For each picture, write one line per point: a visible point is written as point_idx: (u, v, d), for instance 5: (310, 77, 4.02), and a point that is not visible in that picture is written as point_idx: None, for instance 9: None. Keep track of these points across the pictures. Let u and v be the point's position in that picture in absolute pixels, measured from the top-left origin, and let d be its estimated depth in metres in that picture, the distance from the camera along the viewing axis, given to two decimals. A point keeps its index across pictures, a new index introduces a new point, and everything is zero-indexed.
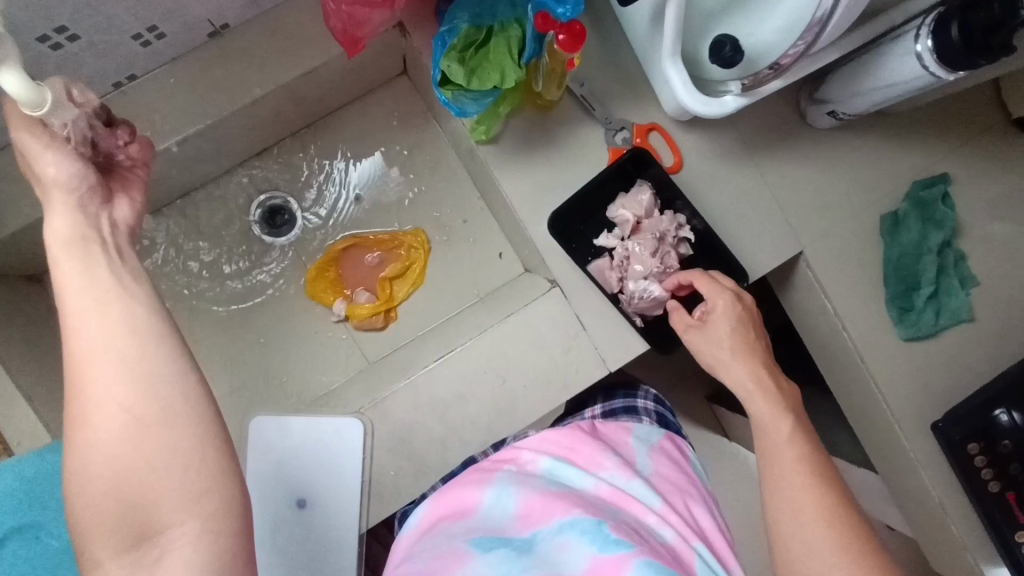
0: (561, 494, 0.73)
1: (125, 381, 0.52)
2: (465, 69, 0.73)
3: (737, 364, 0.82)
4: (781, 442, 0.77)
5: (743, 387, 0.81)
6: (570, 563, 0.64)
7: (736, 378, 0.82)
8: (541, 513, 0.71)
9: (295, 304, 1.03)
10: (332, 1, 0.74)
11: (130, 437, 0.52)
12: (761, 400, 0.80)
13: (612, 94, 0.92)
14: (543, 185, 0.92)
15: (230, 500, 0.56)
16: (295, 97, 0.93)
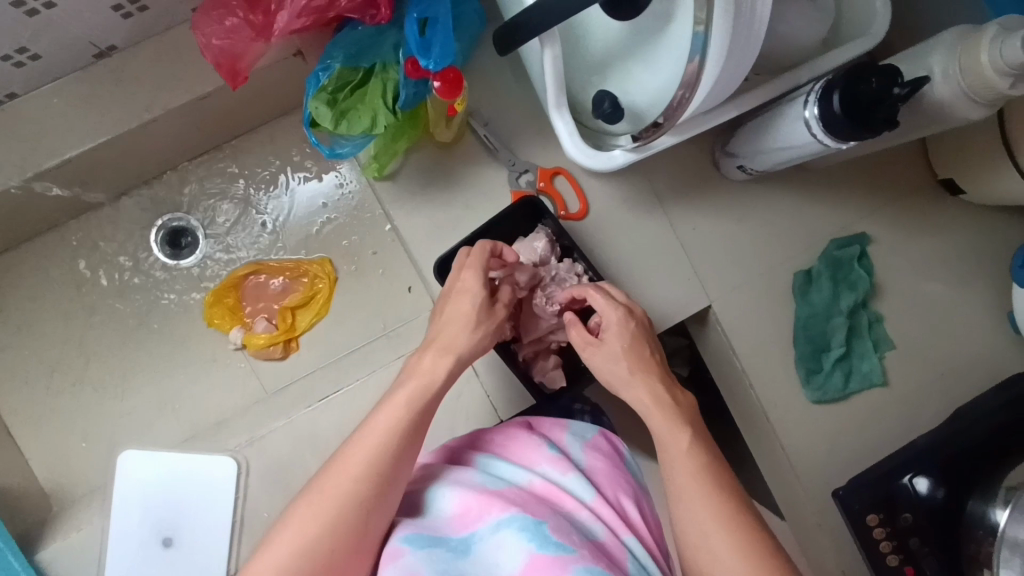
0: (502, 489, 0.67)
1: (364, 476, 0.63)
2: (335, 111, 0.70)
3: (634, 381, 0.75)
4: (678, 457, 0.69)
5: (642, 402, 0.74)
6: (507, 564, 0.61)
7: (635, 393, 0.75)
8: (481, 512, 0.65)
9: (194, 328, 1.01)
10: (202, 36, 0.72)
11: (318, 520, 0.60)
12: (659, 412, 0.73)
13: (519, 134, 0.90)
14: (441, 224, 0.89)
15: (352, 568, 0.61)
16: (195, 121, 0.91)
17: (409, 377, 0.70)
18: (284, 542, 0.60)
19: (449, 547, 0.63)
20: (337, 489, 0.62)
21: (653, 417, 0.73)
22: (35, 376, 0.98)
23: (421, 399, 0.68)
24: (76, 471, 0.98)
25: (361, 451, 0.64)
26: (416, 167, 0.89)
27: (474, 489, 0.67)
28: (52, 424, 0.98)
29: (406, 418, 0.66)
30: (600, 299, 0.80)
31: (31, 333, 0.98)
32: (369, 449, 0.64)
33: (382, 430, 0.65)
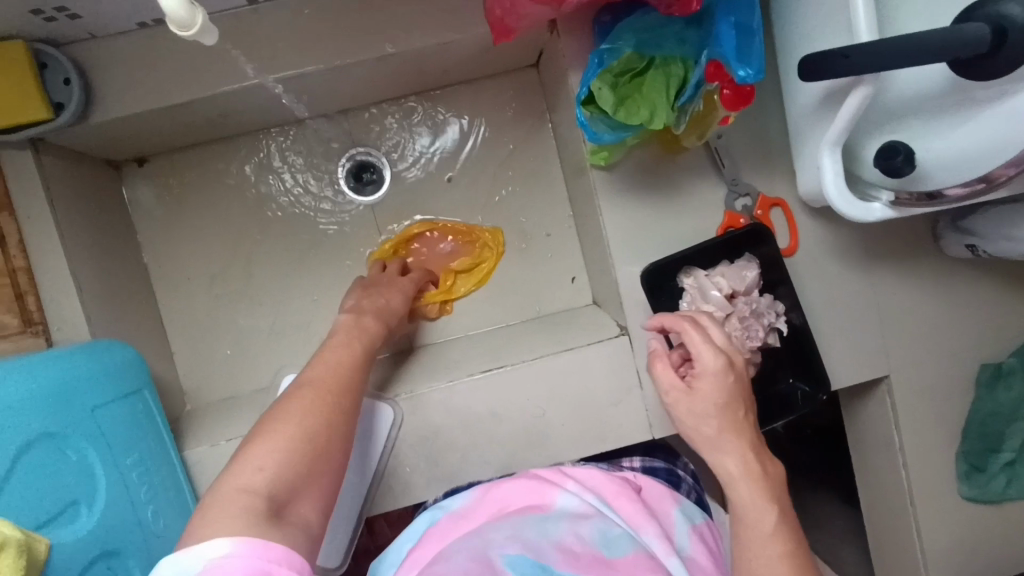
0: (605, 547, 0.72)
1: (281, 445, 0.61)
2: (616, 96, 0.67)
3: (723, 435, 0.71)
4: (762, 538, 0.65)
5: (732, 474, 0.69)
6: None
7: (727, 456, 0.70)
8: (586, 557, 0.70)
9: (357, 265, 1.00)
10: None
11: (272, 468, 0.60)
12: (751, 486, 0.68)
13: (747, 155, 0.86)
14: (645, 228, 0.86)
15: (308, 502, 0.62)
16: (422, 64, 0.88)
17: (351, 340, 0.76)
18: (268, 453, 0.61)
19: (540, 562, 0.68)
20: (309, 400, 0.66)
21: (734, 483, 0.69)
22: (198, 277, 0.99)
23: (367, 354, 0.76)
24: (215, 378, 0.99)
25: (321, 375, 0.70)
26: (636, 165, 0.84)
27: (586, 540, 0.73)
28: (202, 328, 0.99)
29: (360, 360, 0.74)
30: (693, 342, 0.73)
31: (202, 235, 0.98)
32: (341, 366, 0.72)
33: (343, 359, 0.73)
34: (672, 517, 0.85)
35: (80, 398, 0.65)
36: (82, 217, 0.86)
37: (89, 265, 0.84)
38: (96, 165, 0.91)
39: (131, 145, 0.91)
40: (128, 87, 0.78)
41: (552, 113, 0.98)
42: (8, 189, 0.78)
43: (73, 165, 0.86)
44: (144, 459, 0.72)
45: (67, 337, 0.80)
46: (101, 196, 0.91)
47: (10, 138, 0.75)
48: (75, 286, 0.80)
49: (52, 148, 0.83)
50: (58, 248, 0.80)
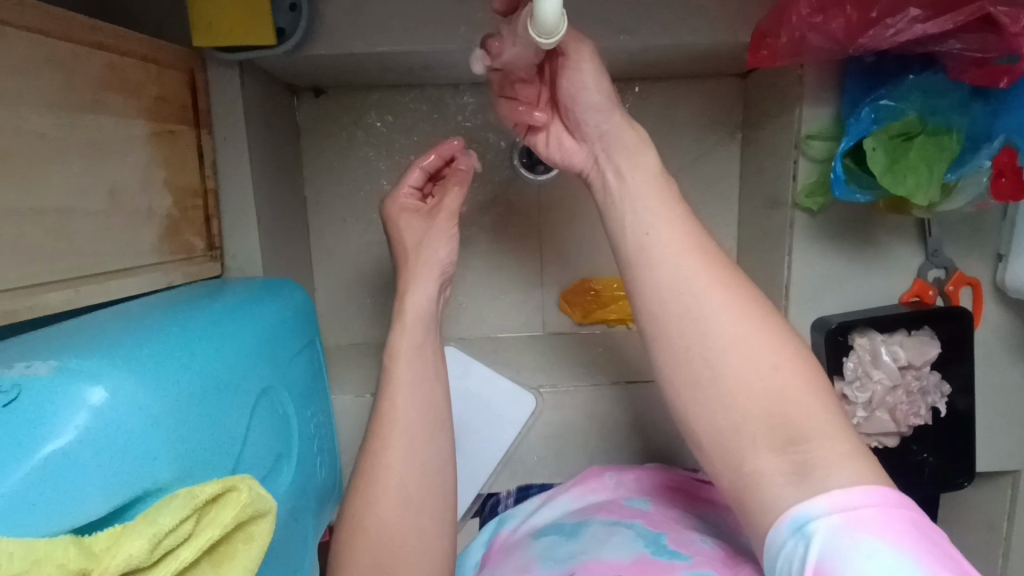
0: (637, 510, 0.67)
1: (414, 395, 0.65)
2: (887, 160, 0.63)
3: (746, 321, 0.50)
4: (758, 392, 0.48)
5: (684, 283, 0.52)
6: (608, 552, 0.59)
7: (667, 269, 0.53)
8: (608, 512, 0.67)
9: (509, 241, 1.00)
10: (797, 14, 0.65)
11: (394, 451, 0.62)
12: (732, 323, 0.50)
13: (957, 228, 0.82)
14: (828, 278, 0.83)
15: (431, 473, 0.63)
16: (642, 56, 0.83)
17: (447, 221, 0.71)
18: (393, 427, 0.63)
19: (563, 530, 0.66)
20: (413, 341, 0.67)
21: (675, 275, 0.52)
22: (353, 220, 0.98)
23: (428, 320, 0.69)
24: (350, 323, 0.99)
25: (408, 376, 0.66)
26: (843, 213, 0.81)
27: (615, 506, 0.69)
28: (346, 270, 0.98)
29: (420, 326, 0.68)
30: (586, 73, 0.57)
31: (366, 178, 0.97)
32: (426, 284, 0.69)
33: (431, 277, 0.69)
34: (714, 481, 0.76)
35: (280, 351, 0.65)
36: (264, 141, 0.83)
37: (265, 191, 0.83)
38: (279, 87, 0.88)
39: (319, 76, 0.87)
40: (349, 23, 0.74)
41: (747, 132, 0.93)
42: (210, 106, 0.75)
43: (263, 87, 0.83)
44: (317, 410, 0.72)
45: (240, 266, 0.80)
46: (280, 120, 0.89)
47: (228, 58, 0.73)
48: (255, 218, 0.80)
49: (252, 70, 0.79)
50: (245, 176, 0.78)
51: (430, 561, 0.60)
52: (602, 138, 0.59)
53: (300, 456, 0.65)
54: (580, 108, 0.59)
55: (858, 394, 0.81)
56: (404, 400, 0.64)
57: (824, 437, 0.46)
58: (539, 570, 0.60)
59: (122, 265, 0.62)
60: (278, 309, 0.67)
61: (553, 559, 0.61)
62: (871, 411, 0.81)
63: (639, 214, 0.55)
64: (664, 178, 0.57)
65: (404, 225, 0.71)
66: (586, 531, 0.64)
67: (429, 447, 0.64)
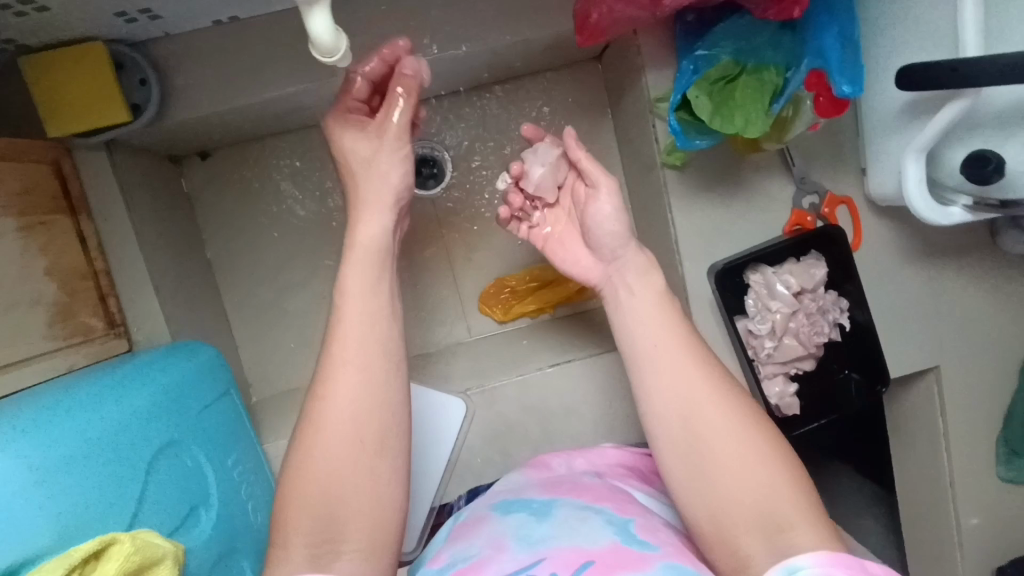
0: (607, 497, 0.66)
1: (378, 348, 0.60)
2: (713, 104, 0.68)
3: (737, 423, 0.58)
4: (744, 472, 0.55)
5: (692, 400, 0.59)
6: (579, 535, 0.57)
7: (671, 392, 0.60)
8: (574, 495, 0.66)
9: (418, 258, 1.02)
10: None
11: (354, 406, 0.58)
12: (717, 419, 0.58)
13: (818, 154, 0.87)
14: (712, 226, 0.87)
15: (389, 427, 0.58)
16: (493, 59, 0.87)
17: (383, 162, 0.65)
18: (345, 381, 0.58)
19: (533, 508, 0.63)
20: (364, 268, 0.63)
21: (679, 401, 0.59)
22: (262, 272, 0.99)
23: (383, 253, 0.64)
24: (279, 373, 1.00)
25: (358, 310, 0.61)
26: (709, 164, 0.85)
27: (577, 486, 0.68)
28: (266, 321, 1.00)
29: (373, 254, 0.63)
30: (603, 199, 0.68)
31: (266, 228, 0.99)
32: (354, 347, 0.60)
33: (354, 339, 0.60)
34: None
35: (182, 405, 0.66)
36: (151, 214, 0.85)
37: (161, 260, 0.85)
38: (159, 160, 0.90)
39: (195, 141, 0.90)
40: (203, 87, 0.77)
41: (615, 109, 0.98)
42: (84, 190, 0.77)
43: (139, 162, 0.85)
44: (240, 459, 0.74)
45: (148, 336, 0.81)
46: (166, 190, 0.91)
47: (91, 140, 0.75)
48: (155, 287, 0.81)
49: (123, 147, 0.82)
50: (135, 250, 0.80)
51: (378, 525, 0.56)
52: (616, 260, 0.69)
53: (220, 504, 0.66)
54: (591, 223, 0.69)
55: (760, 327, 0.85)
56: (351, 343, 0.60)
57: (801, 525, 0.52)
58: (509, 549, 0.58)
59: (11, 357, 0.63)
60: (183, 368, 0.69)
61: (525, 539, 0.58)
62: (778, 340, 0.85)
63: (634, 329, 0.64)
64: (666, 301, 0.66)
65: (348, 143, 0.66)
66: (556, 512, 0.62)
67: (398, 402, 0.59)
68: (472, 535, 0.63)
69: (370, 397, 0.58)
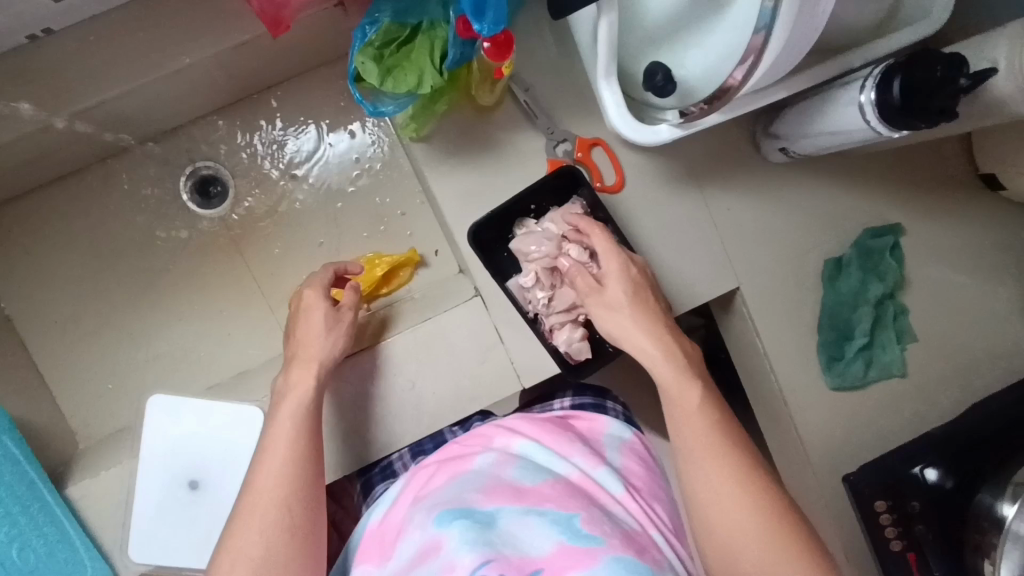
0: (545, 484, 0.71)
1: (286, 457, 0.74)
2: (381, 68, 0.68)
3: (711, 439, 0.71)
4: (708, 473, 0.69)
5: (720, 489, 0.68)
6: (530, 547, 0.63)
7: (696, 470, 0.70)
8: (510, 493, 0.69)
9: (221, 277, 1.02)
10: None
11: (269, 508, 0.71)
12: (727, 488, 0.68)
13: (560, 100, 0.88)
14: (471, 189, 0.88)
15: (286, 513, 0.71)
16: (231, 68, 0.89)
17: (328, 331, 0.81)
18: (254, 499, 0.72)
19: (476, 516, 0.66)
20: (292, 405, 0.77)
21: (698, 462, 0.70)
22: (66, 318, 0.99)
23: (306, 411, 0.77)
24: (102, 414, 1.00)
25: (280, 434, 0.75)
26: (452, 130, 0.87)
27: (508, 485, 0.71)
28: (78, 368, 1.00)
29: (296, 409, 0.77)
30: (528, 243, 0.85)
31: (60, 277, 0.99)
32: (275, 462, 0.74)
33: (278, 454, 0.74)
34: (602, 440, 0.84)
35: None
36: None
37: None
38: None
39: None
40: None
41: None
42: None
43: None
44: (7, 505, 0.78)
45: None
46: None
47: None
48: None
49: None
50: None
51: None
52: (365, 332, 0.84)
53: None
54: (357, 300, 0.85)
55: (526, 279, 0.85)
56: (266, 465, 0.74)
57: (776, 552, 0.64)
58: (460, 562, 0.61)
59: None
60: None
61: (470, 544, 0.62)
62: (550, 288, 0.85)
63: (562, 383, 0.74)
64: (649, 310, 0.79)
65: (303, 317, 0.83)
66: (501, 520, 0.66)
67: (305, 495, 0.73)
68: (418, 558, 0.65)
69: (286, 486, 0.72)
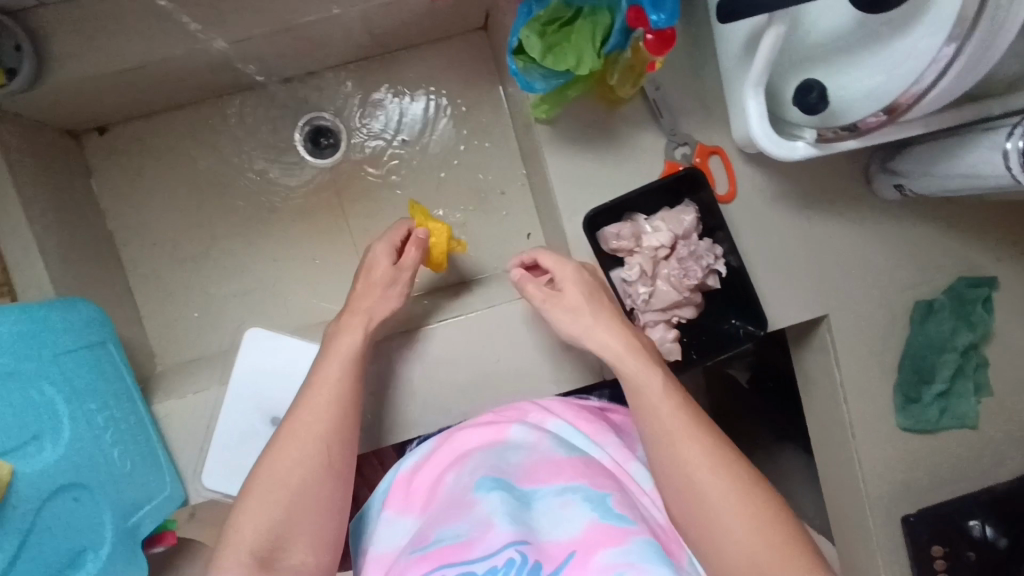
0: (572, 463, 0.72)
1: (331, 393, 0.75)
2: (543, 43, 0.70)
3: (673, 413, 0.70)
4: (696, 466, 0.66)
5: (677, 441, 0.68)
6: (561, 531, 0.64)
7: (650, 423, 0.70)
8: (547, 472, 0.72)
9: (317, 226, 1.03)
10: None
11: (300, 443, 0.72)
12: (694, 458, 0.67)
13: (685, 104, 0.89)
14: (587, 177, 0.90)
15: (321, 452, 0.72)
16: (370, 25, 0.91)
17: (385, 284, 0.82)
18: (290, 430, 0.73)
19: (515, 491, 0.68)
20: (350, 342, 0.78)
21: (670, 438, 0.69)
22: (163, 242, 1.02)
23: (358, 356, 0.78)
24: (184, 341, 1.02)
25: (326, 375, 0.76)
26: (576, 117, 0.88)
27: (546, 463, 0.73)
28: (168, 292, 1.02)
29: (348, 354, 0.77)
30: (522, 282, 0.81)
31: (165, 202, 1.01)
32: (322, 394, 0.75)
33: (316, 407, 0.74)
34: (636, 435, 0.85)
35: (46, 344, 0.69)
36: (42, 183, 0.88)
37: (49, 225, 0.87)
38: (53, 133, 0.93)
39: (88, 113, 0.93)
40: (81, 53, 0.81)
41: (502, 74, 1.01)
42: None
43: (30, 132, 0.89)
44: (115, 409, 0.76)
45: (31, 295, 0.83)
46: (61, 163, 0.94)
47: None
48: (38, 250, 0.84)
49: (7, 116, 0.84)
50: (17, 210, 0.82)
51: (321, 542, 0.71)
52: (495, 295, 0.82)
53: (74, 435, 0.67)
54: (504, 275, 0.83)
55: (631, 274, 0.86)
56: (310, 398, 0.75)
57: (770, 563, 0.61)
58: (497, 525, 0.64)
59: None
60: (56, 315, 0.72)
61: (512, 517, 0.64)
62: (652, 285, 0.86)
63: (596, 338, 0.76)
64: (593, 287, 0.79)
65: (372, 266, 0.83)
66: (537, 502, 0.68)
67: (344, 438, 0.75)
68: (448, 514, 0.67)
69: (321, 423, 0.73)
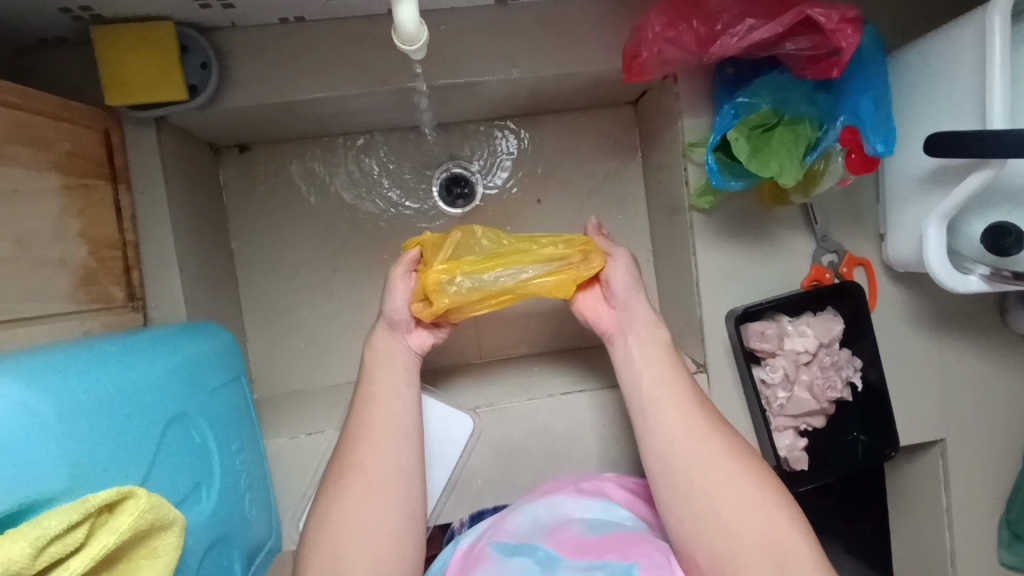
0: (606, 536, 0.66)
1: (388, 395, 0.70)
2: (751, 147, 0.72)
3: (688, 403, 0.69)
4: (714, 472, 0.64)
5: (683, 431, 0.67)
6: None
7: (670, 410, 0.68)
8: (575, 543, 0.66)
9: None
10: (652, 31, 0.73)
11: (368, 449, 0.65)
12: (695, 455, 0.65)
13: (838, 213, 0.89)
14: (734, 272, 0.89)
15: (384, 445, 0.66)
16: (536, 89, 0.91)
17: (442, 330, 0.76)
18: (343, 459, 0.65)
19: (538, 558, 0.64)
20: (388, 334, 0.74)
21: (670, 434, 0.67)
22: (282, 267, 1.00)
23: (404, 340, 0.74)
24: (289, 370, 1.00)
25: (376, 404, 0.69)
26: (736, 211, 0.88)
27: (571, 535, 0.67)
28: (280, 318, 1.00)
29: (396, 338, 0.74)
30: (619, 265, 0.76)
31: (292, 227, 1.00)
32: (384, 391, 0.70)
33: (381, 431, 0.67)
34: None
35: (203, 381, 0.65)
36: (186, 195, 0.86)
37: (188, 244, 0.84)
38: (199, 145, 0.92)
39: (239, 133, 0.92)
40: (260, 79, 0.81)
41: (646, 150, 1.02)
42: (127, 162, 0.78)
43: (184, 144, 0.87)
44: (244, 447, 0.72)
45: (163, 315, 0.80)
46: (202, 176, 0.92)
47: (141, 114, 0.77)
48: (178, 267, 0.81)
49: (170, 128, 0.83)
50: (166, 227, 0.80)
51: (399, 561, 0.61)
52: (628, 310, 0.75)
53: (221, 485, 0.64)
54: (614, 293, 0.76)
55: (772, 375, 0.86)
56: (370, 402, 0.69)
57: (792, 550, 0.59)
58: None
59: (37, 311, 0.61)
60: (207, 345, 0.68)
61: None
62: (790, 390, 0.86)
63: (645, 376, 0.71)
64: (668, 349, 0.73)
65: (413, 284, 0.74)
66: (561, 569, 0.61)
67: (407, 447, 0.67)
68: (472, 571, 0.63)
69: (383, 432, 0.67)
